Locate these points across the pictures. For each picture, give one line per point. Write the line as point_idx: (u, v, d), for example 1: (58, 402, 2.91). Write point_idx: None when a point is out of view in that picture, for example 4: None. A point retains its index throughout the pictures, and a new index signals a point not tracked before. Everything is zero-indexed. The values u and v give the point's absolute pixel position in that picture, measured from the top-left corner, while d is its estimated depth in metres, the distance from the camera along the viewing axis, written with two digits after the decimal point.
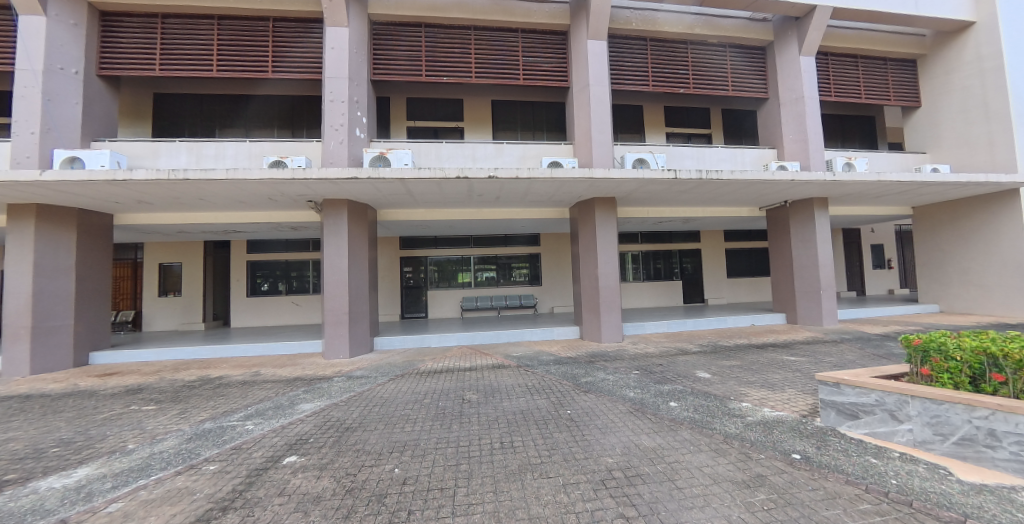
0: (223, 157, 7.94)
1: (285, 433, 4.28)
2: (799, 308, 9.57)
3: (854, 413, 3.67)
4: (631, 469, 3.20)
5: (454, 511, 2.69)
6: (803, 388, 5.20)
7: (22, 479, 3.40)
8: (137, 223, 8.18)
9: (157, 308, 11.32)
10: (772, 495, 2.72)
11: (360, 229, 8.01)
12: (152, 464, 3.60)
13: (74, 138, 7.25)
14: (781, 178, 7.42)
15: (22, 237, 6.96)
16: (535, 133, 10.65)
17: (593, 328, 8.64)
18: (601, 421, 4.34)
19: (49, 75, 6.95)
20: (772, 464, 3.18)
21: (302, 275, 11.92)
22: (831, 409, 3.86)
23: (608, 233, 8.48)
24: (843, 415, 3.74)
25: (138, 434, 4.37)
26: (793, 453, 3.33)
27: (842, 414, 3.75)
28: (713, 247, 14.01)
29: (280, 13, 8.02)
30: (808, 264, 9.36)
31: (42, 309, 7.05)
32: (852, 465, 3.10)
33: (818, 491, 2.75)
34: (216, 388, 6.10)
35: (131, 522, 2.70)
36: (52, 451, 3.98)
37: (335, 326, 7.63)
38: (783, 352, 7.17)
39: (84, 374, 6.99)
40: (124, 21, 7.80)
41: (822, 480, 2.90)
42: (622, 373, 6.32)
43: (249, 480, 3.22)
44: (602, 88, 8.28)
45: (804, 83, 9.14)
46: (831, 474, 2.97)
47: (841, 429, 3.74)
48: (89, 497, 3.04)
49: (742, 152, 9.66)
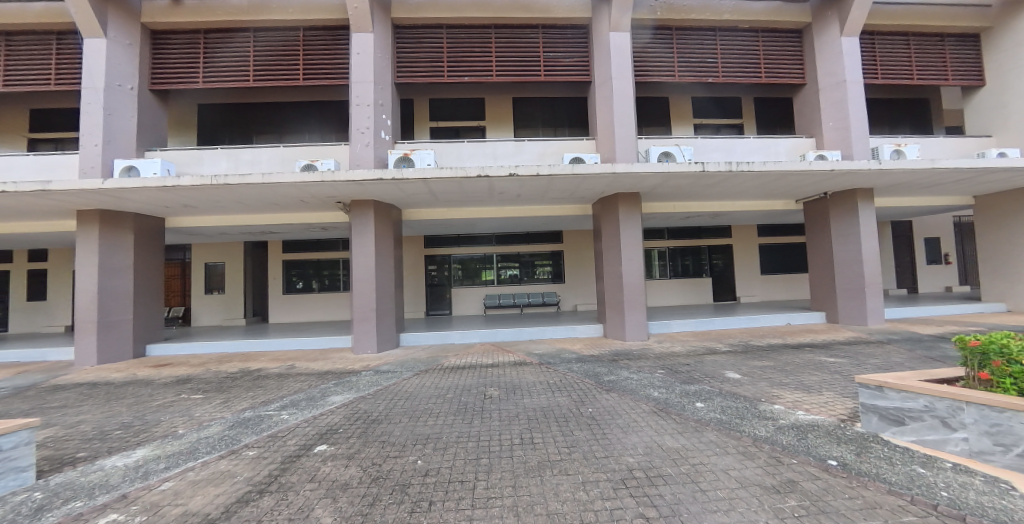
0: (258, 162, 8.43)
1: (317, 423, 4.53)
2: (840, 306, 8.99)
3: (899, 419, 3.43)
4: (653, 470, 3.15)
5: (473, 503, 2.75)
6: (842, 391, 4.89)
7: (91, 456, 3.80)
8: (186, 226, 8.84)
9: (205, 305, 12.17)
10: (803, 501, 2.60)
11: (386, 229, 8.27)
12: (199, 448, 3.92)
13: (130, 148, 7.92)
14: (820, 168, 6.98)
15: (87, 241, 7.66)
16: (557, 130, 10.61)
17: (616, 327, 8.50)
18: (623, 421, 4.27)
19: (109, 91, 7.61)
20: (805, 470, 3.03)
21: (333, 274, 12.44)
22: (873, 414, 3.64)
23: (633, 230, 8.29)
24: (887, 421, 3.51)
25: (187, 420, 4.76)
26: (829, 459, 3.16)
27: (886, 420, 3.52)
28: (746, 242, 13.37)
29: (308, 22, 8.35)
30: (849, 261, 8.77)
31: (105, 305, 7.75)
32: (896, 473, 2.91)
33: (856, 500, 2.60)
34: (255, 379, 6.52)
35: (180, 499, 2.95)
36: (115, 433, 4.41)
37: (363, 322, 7.93)
38: (821, 353, 6.77)
39: (141, 365, 7.64)
40: (171, 38, 8.41)
41: (861, 489, 2.73)
42: (646, 373, 6.16)
43: (283, 466, 3.44)
44: (625, 81, 8.07)
45: (845, 66, 8.54)
46: (871, 483, 2.80)
47: (884, 435, 3.52)
48: (145, 475, 3.34)
49: (776, 142, 9.18)
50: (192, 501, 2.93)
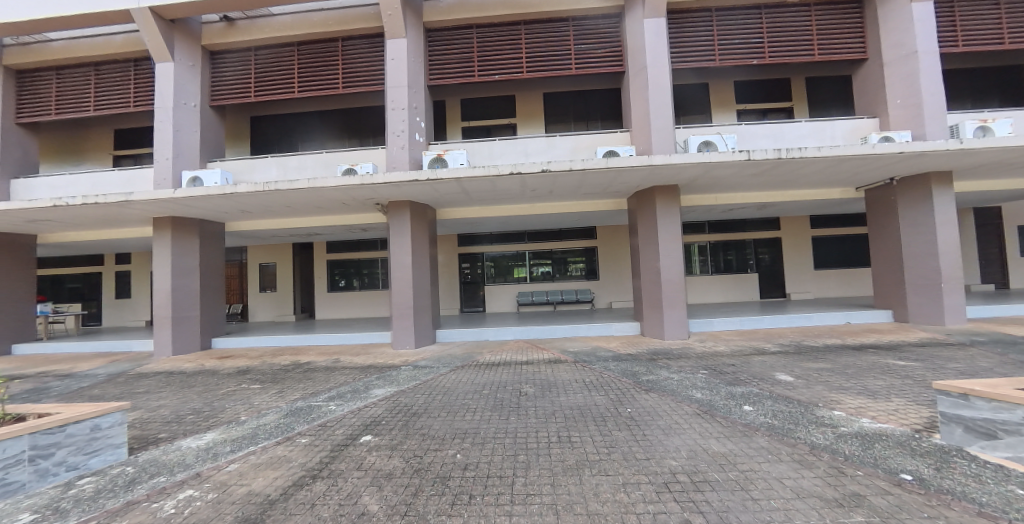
0: (305, 168, 8.97)
1: (362, 414, 4.77)
2: (910, 304, 8.12)
3: (990, 432, 3.03)
4: (698, 474, 3.03)
5: (512, 499, 2.78)
6: (915, 398, 4.41)
7: (170, 437, 4.27)
8: (244, 229, 9.61)
9: (261, 302, 13.20)
10: (871, 518, 2.38)
11: (422, 229, 8.51)
12: (259, 434, 4.27)
13: (195, 160, 8.72)
14: (887, 150, 6.30)
15: (162, 245, 8.55)
16: (590, 123, 10.39)
17: (654, 325, 8.23)
18: (664, 422, 4.12)
19: (176, 109, 8.41)
20: (873, 483, 2.77)
21: (372, 273, 13.01)
22: (957, 425, 3.25)
23: (671, 224, 7.95)
24: (975, 433, 3.12)
25: (248, 408, 5.21)
26: (902, 473, 2.87)
27: (974, 432, 3.13)
28: (800, 234, 12.38)
29: (347, 32, 8.75)
30: (921, 253, 7.88)
31: (177, 302, 8.64)
32: (985, 492, 2.58)
33: (936, 520, 2.33)
34: (305, 371, 7.00)
35: (245, 479, 3.24)
36: (189, 417, 4.92)
37: (401, 319, 8.24)
38: (888, 355, 6.13)
39: (208, 356, 8.44)
40: (226, 57, 9.13)
41: (942, 508, 2.44)
42: (687, 373, 5.91)
43: (333, 454, 3.66)
44: (661, 69, 7.72)
45: (917, 35, 7.63)
46: (954, 502, 2.50)
47: (971, 450, 3.13)
48: (214, 457, 3.70)
49: (833, 124, 8.42)
50: (255, 482, 3.20)
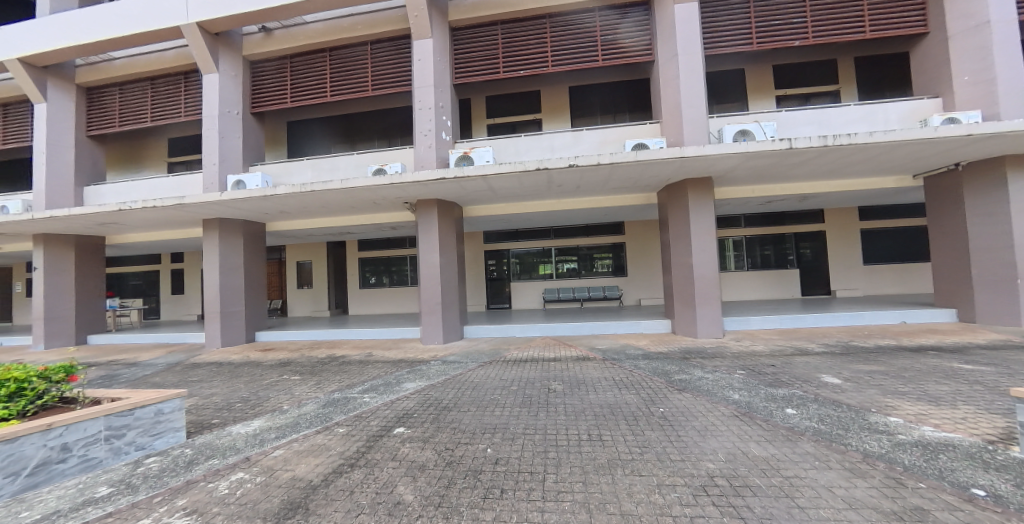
0: (338, 169, 9.33)
1: (394, 407, 4.93)
2: (977, 301, 7.37)
3: None
4: (737, 479, 2.89)
5: (544, 496, 2.77)
6: (986, 406, 3.99)
7: (222, 423, 4.59)
8: (283, 229, 10.14)
9: (299, 298, 13.89)
10: None
11: (449, 226, 8.63)
12: (300, 423, 4.51)
13: (239, 164, 9.28)
14: (952, 133, 5.71)
15: (211, 244, 9.19)
16: (618, 116, 10.13)
17: (686, 322, 7.95)
18: (700, 424, 3.97)
19: (221, 117, 8.97)
20: (937, 497, 2.54)
21: (401, 270, 13.38)
22: None
23: (705, 218, 7.61)
24: None
25: (289, 398, 5.51)
26: (973, 488, 2.61)
27: None
28: (849, 226, 11.51)
29: (376, 36, 8.98)
30: (992, 246, 7.12)
31: (224, 297, 9.26)
32: None
33: None
34: (339, 364, 7.32)
35: (289, 465, 3.43)
36: (237, 405, 5.28)
37: (430, 314, 8.43)
38: (952, 358, 5.59)
39: (252, 348, 9.00)
40: (266, 66, 9.61)
41: None
42: (722, 373, 5.66)
43: (368, 444, 3.81)
44: (693, 56, 7.37)
45: (989, 3, 6.85)
46: None
47: None
48: (261, 442, 3.94)
49: (887, 107, 7.75)
50: (298, 467, 3.38)
